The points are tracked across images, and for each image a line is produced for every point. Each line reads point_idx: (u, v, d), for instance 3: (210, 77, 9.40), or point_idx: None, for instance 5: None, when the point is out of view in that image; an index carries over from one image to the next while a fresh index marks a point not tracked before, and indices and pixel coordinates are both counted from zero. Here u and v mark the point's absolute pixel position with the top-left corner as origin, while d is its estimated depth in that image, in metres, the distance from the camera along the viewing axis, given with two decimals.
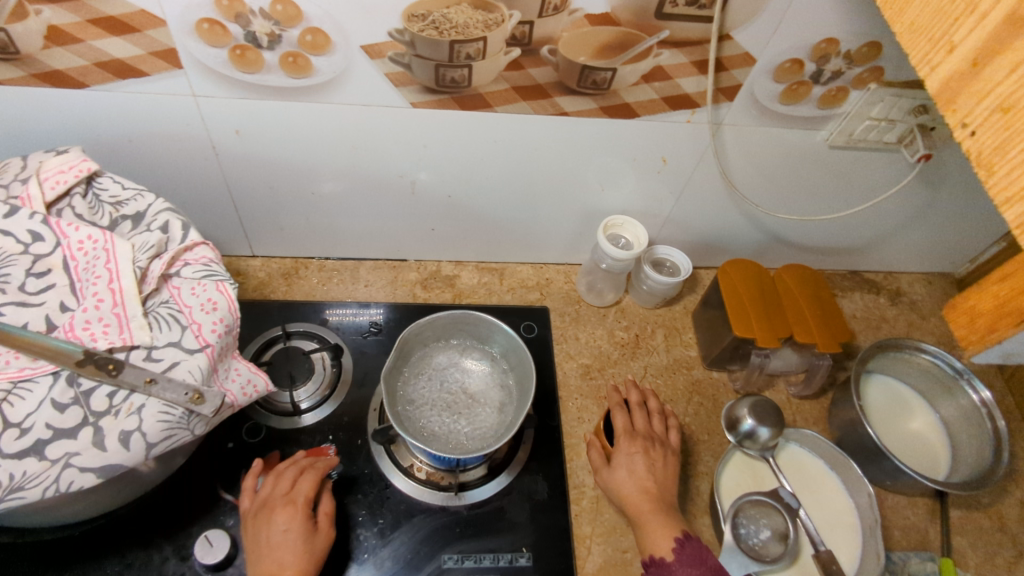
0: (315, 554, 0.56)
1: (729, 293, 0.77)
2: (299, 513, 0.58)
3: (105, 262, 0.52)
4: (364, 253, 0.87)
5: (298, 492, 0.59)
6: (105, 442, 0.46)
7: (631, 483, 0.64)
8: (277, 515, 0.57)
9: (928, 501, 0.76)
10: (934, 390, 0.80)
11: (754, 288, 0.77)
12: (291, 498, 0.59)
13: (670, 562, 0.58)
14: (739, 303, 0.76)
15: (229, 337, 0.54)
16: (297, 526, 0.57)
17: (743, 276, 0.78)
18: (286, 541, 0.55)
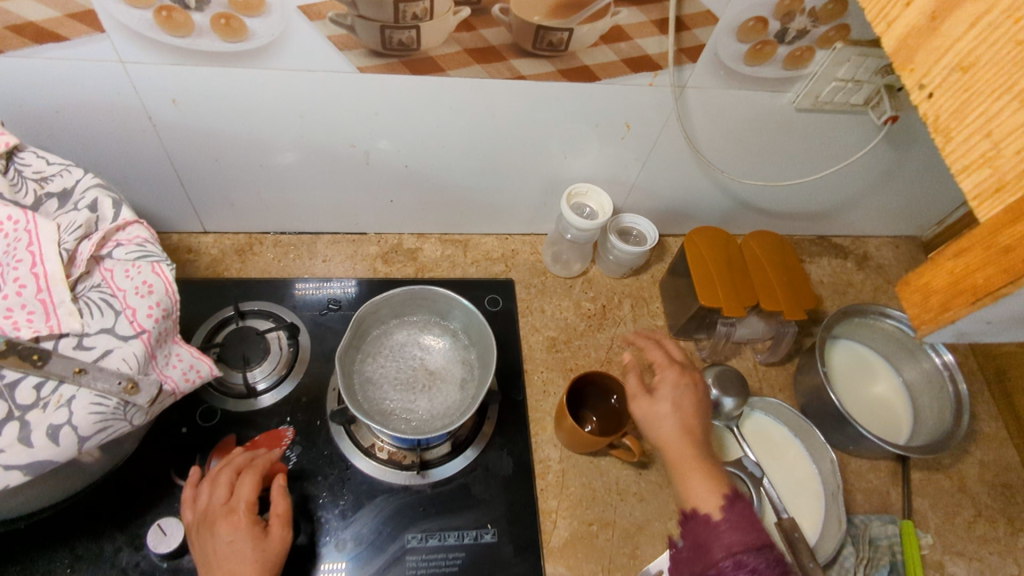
0: (271, 557, 0.54)
1: (696, 261, 0.76)
2: (243, 520, 0.55)
3: (27, 245, 0.49)
4: (322, 226, 0.84)
5: (239, 497, 0.56)
6: (32, 437, 0.44)
7: (673, 421, 0.59)
8: (219, 527, 0.54)
9: (891, 465, 0.77)
10: (898, 354, 0.80)
11: (723, 256, 0.76)
12: (233, 505, 0.55)
13: (716, 520, 0.51)
14: (706, 271, 0.75)
15: (169, 321, 0.51)
16: (244, 534, 0.54)
17: (711, 243, 0.77)
18: (235, 550, 0.53)
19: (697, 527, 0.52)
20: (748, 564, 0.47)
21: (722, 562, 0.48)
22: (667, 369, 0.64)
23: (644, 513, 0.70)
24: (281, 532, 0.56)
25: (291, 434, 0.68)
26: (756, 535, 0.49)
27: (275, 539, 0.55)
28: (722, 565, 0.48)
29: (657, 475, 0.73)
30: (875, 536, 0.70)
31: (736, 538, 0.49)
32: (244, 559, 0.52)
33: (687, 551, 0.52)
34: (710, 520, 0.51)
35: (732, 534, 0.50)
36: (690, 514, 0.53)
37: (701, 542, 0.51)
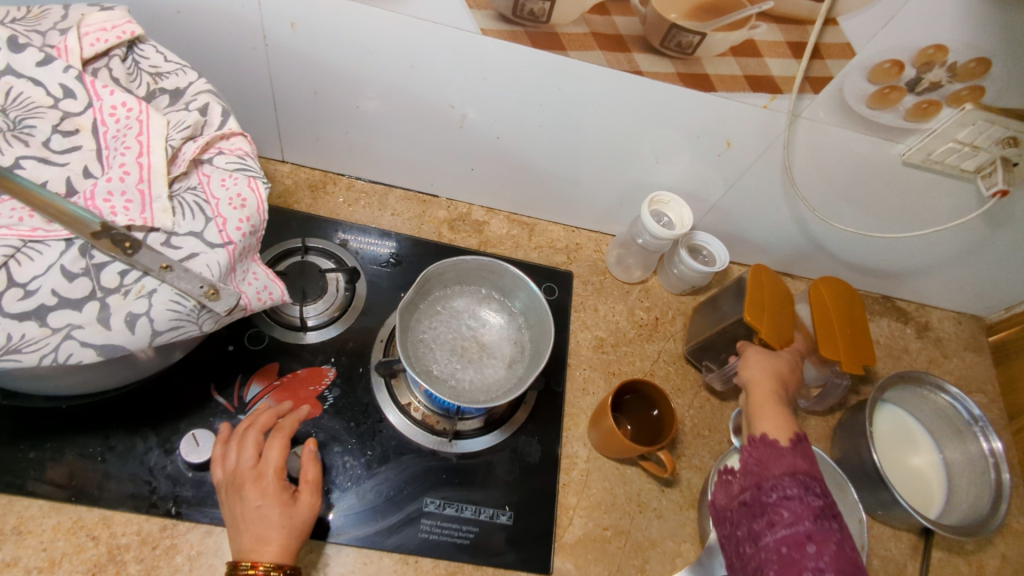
0: (299, 523, 0.53)
1: (753, 291, 0.68)
2: (271, 483, 0.53)
3: (136, 134, 0.49)
4: (397, 180, 0.84)
5: (268, 462, 0.54)
6: (111, 320, 0.44)
7: (766, 370, 0.63)
8: (246, 490, 0.52)
9: (913, 537, 0.76)
10: (944, 431, 0.79)
11: (781, 296, 0.70)
12: (263, 468, 0.54)
13: (780, 444, 0.54)
14: (761, 303, 0.68)
15: (254, 238, 0.51)
16: (271, 498, 0.53)
17: (774, 280, 0.70)
18: (263, 515, 0.52)
19: (757, 450, 0.55)
20: (806, 482, 0.50)
21: (780, 476, 0.51)
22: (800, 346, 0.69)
23: (660, 530, 0.69)
24: (309, 500, 0.55)
25: (332, 375, 0.68)
26: (815, 470, 0.52)
27: (304, 505, 0.54)
28: (779, 480, 0.50)
29: (679, 495, 0.72)
30: None
31: (801, 462, 0.52)
32: (272, 525, 0.51)
33: (741, 463, 0.55)
34: (778, 443, 0.54)
35: (796, 458, 0.52)
36: (756, 436, 0.56)
37: (760, 459, 0.54)
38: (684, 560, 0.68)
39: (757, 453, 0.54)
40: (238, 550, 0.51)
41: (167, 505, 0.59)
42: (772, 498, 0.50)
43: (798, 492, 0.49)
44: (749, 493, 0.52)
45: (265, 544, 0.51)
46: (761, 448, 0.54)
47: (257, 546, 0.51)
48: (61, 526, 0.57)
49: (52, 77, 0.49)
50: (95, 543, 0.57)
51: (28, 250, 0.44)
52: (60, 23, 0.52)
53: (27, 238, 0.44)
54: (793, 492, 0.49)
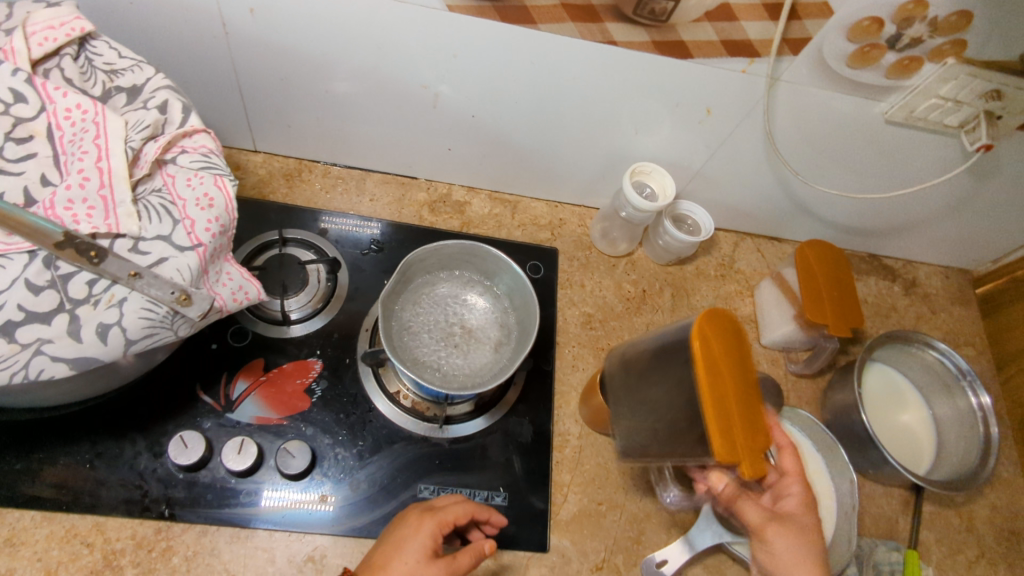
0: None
1: (710, 375, 0.48)
2: (429, 541, 0.53)
3: (94, 137, 0.47)
4: (373, 163, 0.82)
5: (446, 520, 0.55)
6: (81, 333, 0.43)
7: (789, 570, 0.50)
8: (414, 528, 0.54)
9: (904, 493, 0.77)
10: (933, 387, 0.79)
11: (733, 352, 0.50)
12: (436, 520, 0.55)
13: None
14: (727, 406, 0.48)
15: (224, 238, 0.50)
16: (417, 551, 0.52)
17: (718, 333, 0.50)
18: (405, 547, 0.52)
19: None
20: None
21: None
22: (810, 502, 0.54)
23: (655, 501, 0.70)
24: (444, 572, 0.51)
25: (319, 368, 0.68)
26: None
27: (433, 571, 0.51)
28: None
29: None
30: (878, 562, 0.69)
31: None
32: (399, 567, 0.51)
33: None
34: None
35: None
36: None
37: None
38: (679, 529, 0.69)
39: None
40: (366, 567, 0.52)
41: (160, 508, 0.59)
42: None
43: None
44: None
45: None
46: None
47: (377, 566, 0.51)
48: (55, 535, 0.57)
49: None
50: (90, 549, 0.57)
51: None
52: (5, 22, 0.50)
53: None
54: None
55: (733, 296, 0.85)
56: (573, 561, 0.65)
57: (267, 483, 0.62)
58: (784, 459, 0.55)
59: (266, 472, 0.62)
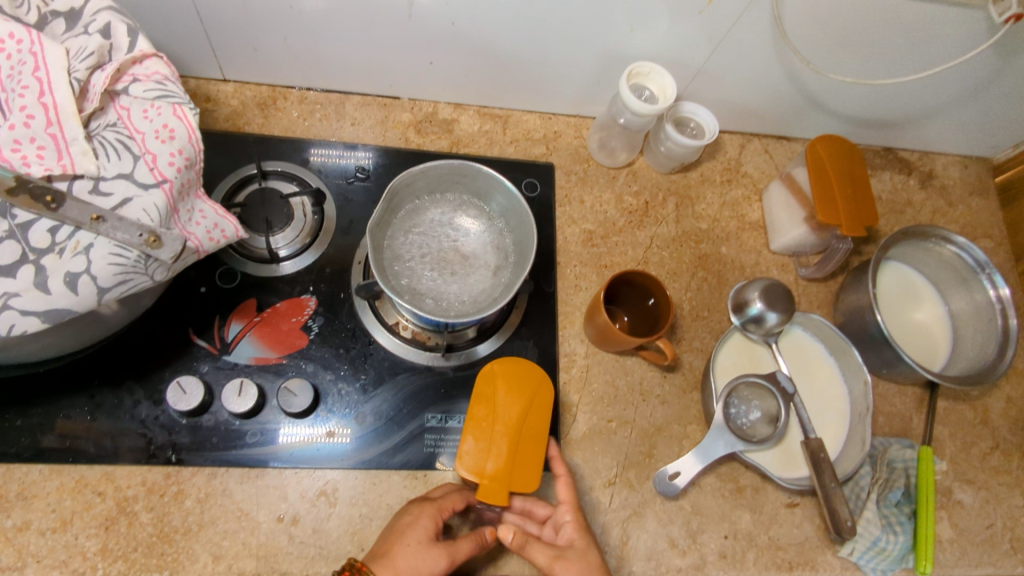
0: (421, 563, 0.52)
1: (481, 400, 0.59)
2: (430, 528, 0.54)
3: (33, 70, 0.43)
4: (351, 84, 0.76)
5: (444, 509, 0.56)
6: (49, 284, 0.41)
7: None
8: (413, 515, 0.55)
9: (918, 391, 0.75)
10: (949, 282, 0.76)
11: (529, 396, 0.59)
12: (435, 507, 0.56)
13: None
14: (486, 428, 0.58)
15: (192, 172, 0.47)
16: (419, 538, 0.53)
17: (515, 378, 0.60)
18: (408, 534, 0.54)
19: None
20: None
21: None
22: (583, 526, 0.58)
23: (665, 415, 0.69)
24: (446, 559, 0.53)
25: (314, 305, 0.66)
26: None
27: (435, 556, 0.52)
28: None
29: (681, 379, 0.71)
30: (892, 459, 0.69)
31: None
32: (406, 552, 0.52)
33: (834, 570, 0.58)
34: None
35: None
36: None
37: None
38: (691, 441, 0.68)
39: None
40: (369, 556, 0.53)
41: (166, 454, 0.59)
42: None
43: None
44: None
45: (390, 562, 0.51)
46: None
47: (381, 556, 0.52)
48: (65, 487, 0.57)
49: None
50: (102, 498, 0.57)
51: None
52: None
53: None
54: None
55: (740, 202, 0.81)
56: (585, 478, 0.65)
57: (272, 422, 0.61)
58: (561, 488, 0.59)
59: (271, 411, 0.62)
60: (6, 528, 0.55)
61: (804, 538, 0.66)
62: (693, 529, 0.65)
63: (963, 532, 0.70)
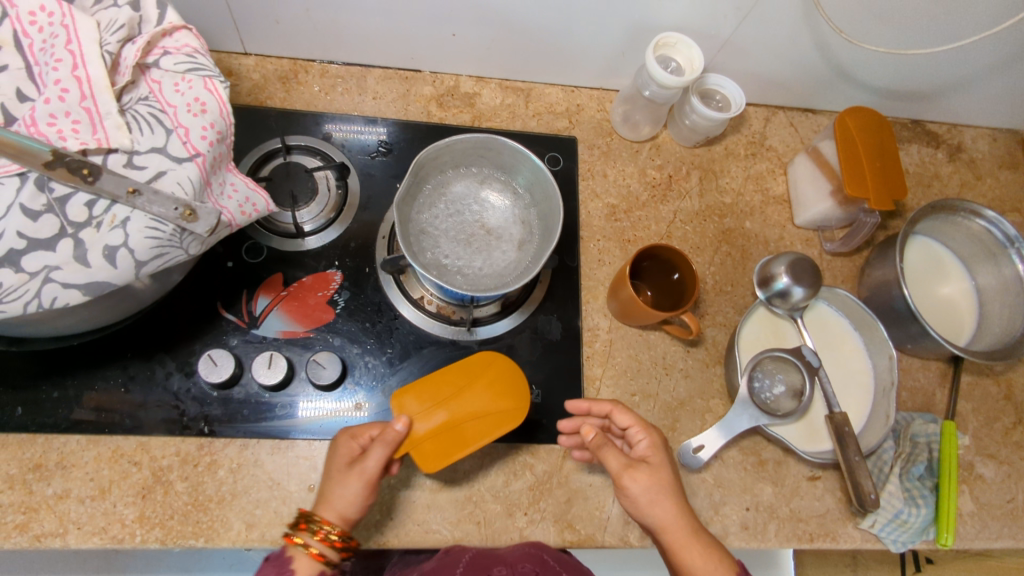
0: (341, 486, 0.52)
1: (462, 372, 0.60)
2: (348, 453, 0.54)
3: (65, 43, 0.43)
4: (373, 58, 0.76)
5: (360, 431, 0.55)
6: (88, 257, 0.41)
7: (648, 503, 0.52)
8: (334, 445, 0.55)
9: (942, 366, 0.75)
10: (977, 256, 0.75)
11: (501, 407, 0.59)
12: (348, 434, 0.55)
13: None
14: (438, 384, 0.59)
15: (223, 146, 0.47)
16: (337, 467, 0.54)
17: (498, 380, 0.60)
18: (332, 463, 0.54)
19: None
20: None
21: None
22: (657, 443, 0.56)
23: (688, 389, 0.69)
24: (363, 477, 0.52)
25: (339, 279, 0.66)
26: None
27: (351, 479, 0.53)
28: None
29: (704, 354, 0.71)
30: (915, 434, 0.69)
31: None
32: (331, 486, 0.53)
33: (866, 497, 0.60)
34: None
35: None
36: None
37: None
38: (713, 415, 0.68)
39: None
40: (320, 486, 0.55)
41: (198, 426, 0.60)
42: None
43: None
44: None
45: (324, 497, 0.53)
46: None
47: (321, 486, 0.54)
48: (102, 457, 0.58)
49: None
50: (139, 467, 0.58)
51: None
52: None
53: None
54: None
55: (764, 176, 0.80)
56: None
57: (301, 394, 0.62)
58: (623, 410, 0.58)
59: (299, 384, 0.62)
60: (47, 495, 0.56)
61: (826, 511, 0.67)
62: (716, 501, 0.65)
63: (984, 505, 0.70)
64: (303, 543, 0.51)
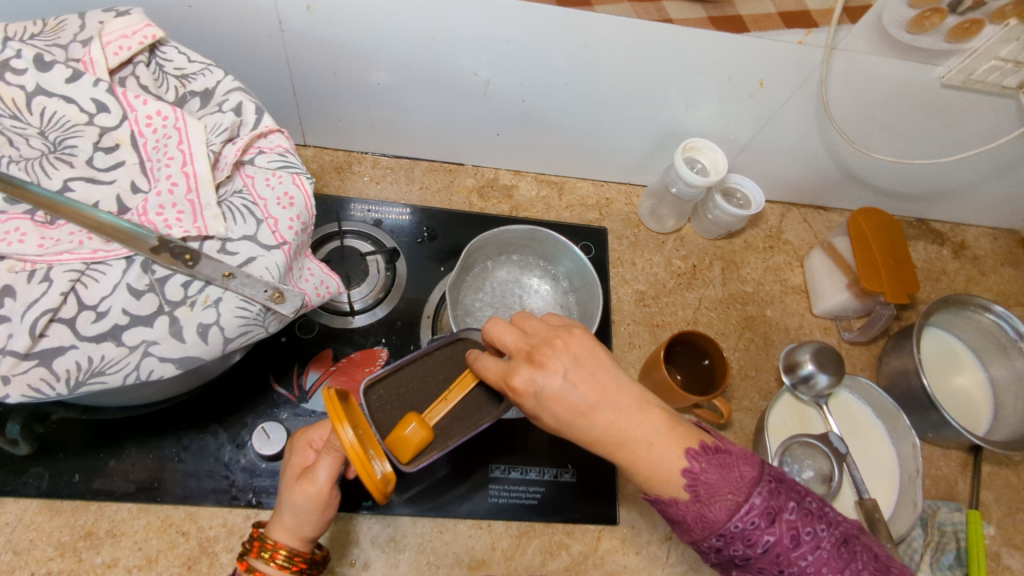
0: (290, 502, 0.49)
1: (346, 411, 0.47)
2: (299, 464, 0.52)
3: (177, 143, 0.48)
4: (421, 152, 0.83)
5: (313, 438, 0.53)
6: (184, 333, 0.45)
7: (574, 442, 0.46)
8: (291, 453, 0.54)
9: (962, 455, 0.77)
10: (989, 349, 0.79)
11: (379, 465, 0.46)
12: (302, 443, 0.53)
13: (718, 462, 0.42)
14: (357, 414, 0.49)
15: (304, 235, 0.52)
16: (290, 481, 0.51)
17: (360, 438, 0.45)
18: (288, 478, 0.51)
19: (712, 473, 0.42)
20: (755, 540, 0.41)
21: (730, 524, 0.41)
22: (520, 389, 0.45)
23: None
24: (310, 491, 0.48)
25: (385, 356, 0.70)
26: (735, 502, 0.41)
27: (298, 492, 0.48)
28: (734, 524, 0.41)
29: (732, 438, 0.73)
30: (941, 523, 0.70)
31: (724, 497, 0.41)
32: (281, 504, 0.49)
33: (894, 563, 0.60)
34: (714, 458, 0.42)
35: (717, 489, 0.42)
36: (654, 497, 0.44)
37: (709, 487, 0.42)
38: None
39: (707, 479, 0.42)
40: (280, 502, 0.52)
41: (247, 497, 0.61)
42: (790, 509, 0.41)
43: (765, 502, 0.41)
44: (759, 505, 0.41)
45: (277, 518, 0.49)
46: (706, 466, 0.42)
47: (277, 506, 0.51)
48: (152, 526, 0.60)
49: (82, 92, 0.48)
50: (186, 538, 0.60)
51: (92, 272, 0.45)
52: (79, 34, 0.50)
53: (89, 261, 0.45)
54: (747, 515, 0.41)
55: (782, 267, 0.85)
56: (642, 531, 0.67)
57: None
58: (486, 360, 0.49)
59: None
60: (96, 564, 0.58)
61: None
62: None
63: None
64: (257, 569, 0.48)
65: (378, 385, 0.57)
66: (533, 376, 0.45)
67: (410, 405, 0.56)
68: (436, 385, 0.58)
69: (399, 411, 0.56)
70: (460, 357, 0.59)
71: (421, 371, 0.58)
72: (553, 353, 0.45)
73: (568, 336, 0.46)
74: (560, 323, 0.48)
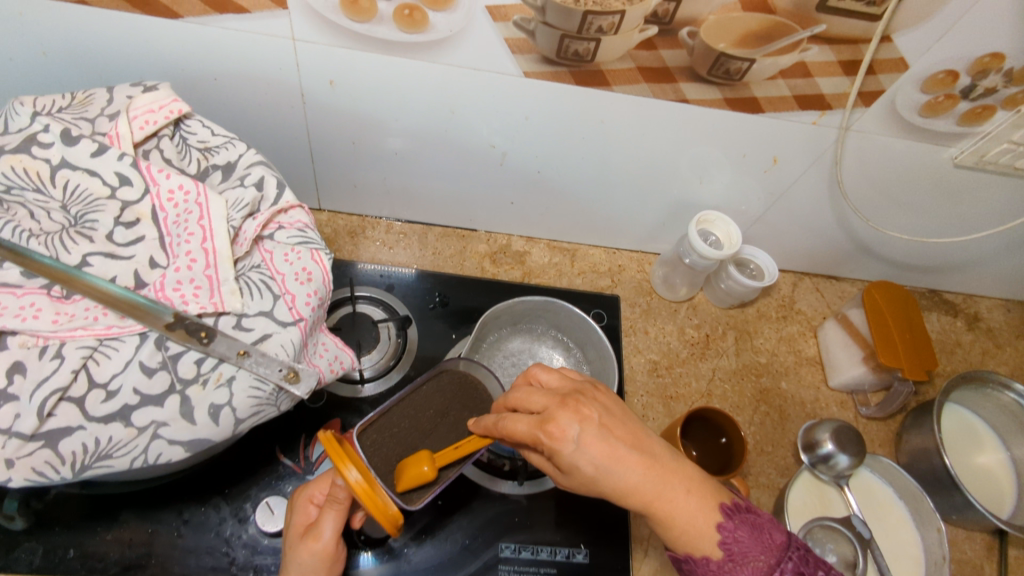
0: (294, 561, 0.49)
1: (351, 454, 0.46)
2: (302, 522, 0.51)
3: (197, 219, 0.48)
4: (434, 218, 0.83)
5: (314, 494, 0.51)
6: (195, 415, 0.44)
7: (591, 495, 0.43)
8: (290, 511, 0.52)
9: (987, 537, 0.75)
10: (1010, 428, 0.77)
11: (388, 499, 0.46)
12: (302, 499, 0.52)
13: (752, 524, 0.42)
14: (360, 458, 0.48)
15: (320, 310, 0.51)
16: (293, 539, 0.50)
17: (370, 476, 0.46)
18: (290, 535, 0.50)
19: (744, 532, 0.41)
20: None
21: None
22: (558, 437, 0.42)
23: None
24: (315, 548, 0.48)
25: None
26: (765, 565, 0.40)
27: (303, 549, 0.49)
28: None
29: None
30: None
31: (755, 559, 0.40)
32: (285, 563, 0.49)
33: None
34: (749, 520, 0.42)
35: (749, 550, 0.40)
36: (680, 556, 0.42)
37: (741, 547, 0.41)
38: None
39: (740, 538, 0.41)
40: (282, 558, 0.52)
41: None
42: None
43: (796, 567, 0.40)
44: (789, 569, 0.40)
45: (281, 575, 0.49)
46: (739, 526, 0.41)
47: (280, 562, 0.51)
48: None
49: (106, 166, 0.48)
50: None
51: (105, 348, 0.44)
52: (107, 108, 0.51)
53: (103, 337, 0.44)
54: None
55: (796, 338, 0.84)
56: None
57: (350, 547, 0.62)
58: (511, 420, 0.46)
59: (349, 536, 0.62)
60: None
61: None
62: None
63: None
64: None
65: (370, 429, 0.55)
66: (575, 422, 0.43)
67: (406, 443, 0.54)
68: (429, 419, 0.56)
69: (394, 453, 0.54)
70: (447, 389, 0.59)
71: (410, 408, 0.57)
72: (589, 404, 0.44)
73: (595, 392, 0.47)
74: (582, 377, 0.49)
